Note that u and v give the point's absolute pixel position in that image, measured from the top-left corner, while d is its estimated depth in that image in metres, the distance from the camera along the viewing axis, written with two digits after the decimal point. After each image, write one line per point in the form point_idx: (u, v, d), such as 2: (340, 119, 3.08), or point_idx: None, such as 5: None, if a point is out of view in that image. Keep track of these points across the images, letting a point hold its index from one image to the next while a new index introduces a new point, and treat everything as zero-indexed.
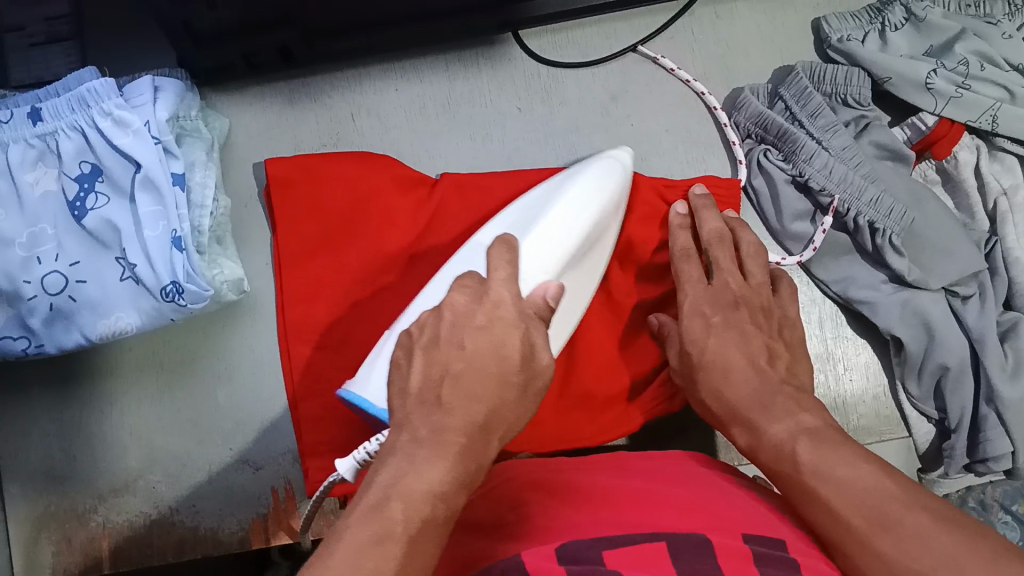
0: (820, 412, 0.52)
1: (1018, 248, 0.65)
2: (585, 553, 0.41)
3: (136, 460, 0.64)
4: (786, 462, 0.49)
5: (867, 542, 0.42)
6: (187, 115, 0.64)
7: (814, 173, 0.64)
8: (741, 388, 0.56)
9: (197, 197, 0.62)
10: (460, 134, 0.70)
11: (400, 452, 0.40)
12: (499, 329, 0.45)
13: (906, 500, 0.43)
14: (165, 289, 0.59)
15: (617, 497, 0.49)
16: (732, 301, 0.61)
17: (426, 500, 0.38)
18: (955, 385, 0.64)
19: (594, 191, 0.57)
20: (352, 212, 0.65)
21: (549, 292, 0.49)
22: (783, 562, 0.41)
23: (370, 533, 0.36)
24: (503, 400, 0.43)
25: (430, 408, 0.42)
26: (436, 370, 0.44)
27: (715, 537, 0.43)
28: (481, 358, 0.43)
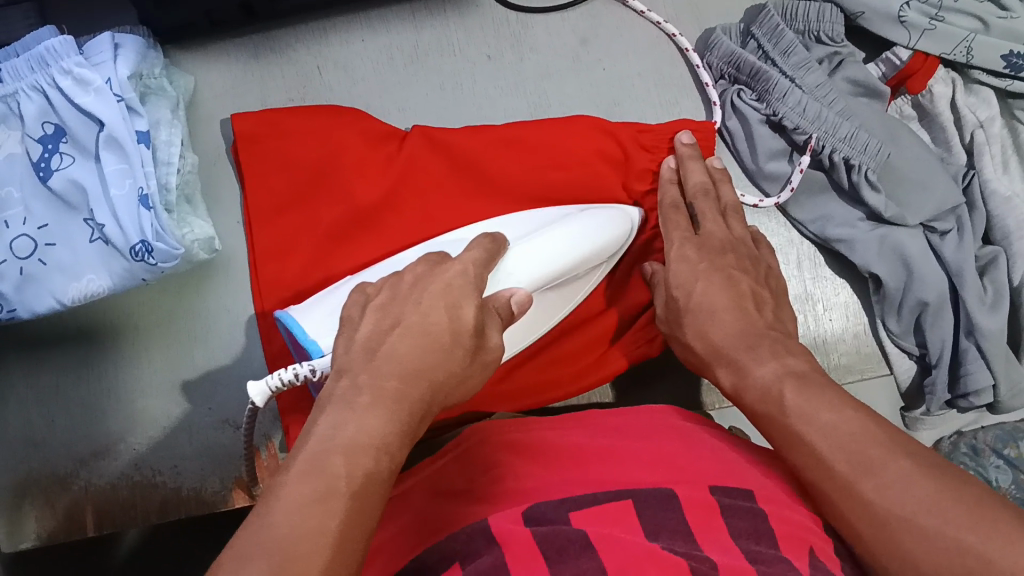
0: (806, 358, 0.52)
1: (996, 179, 0.64)
2: (553, 514, 0.43)
3: (116, 422, 0.64)
4: (772, 403, 0.49)
5: (852, 488, 0.42)
6: (151, 73, 0.63)
7: (789, 111, 0.63)
8: (729, 328, 0.55)
9: (163, 156, 0.61)
10: (428, 83, 0.69)
11: (339, 400, 0.40)
12: (459, 292, 0.47)
13: (891, 445, 0.43)
14: (134, 248, 0.58)
15: (589, 453, 0.50)
16: (720, 247, 0.61)
17: (369, 452, 0.37)
18: (935, 319, 0.63)
19: (595, 228, 0.59)
20: (322, 165, 0.64)
21: (515, 296, 0.50)
22: (751, 512, 0.44)
23: (314, 485, 0.35)
24: (450, 358, 0.44)
25: (370, 359, 0.43)
26: (387, 322, 0.45)
27: (681, 489, 0.45)
28: (435, 315, 0.45)
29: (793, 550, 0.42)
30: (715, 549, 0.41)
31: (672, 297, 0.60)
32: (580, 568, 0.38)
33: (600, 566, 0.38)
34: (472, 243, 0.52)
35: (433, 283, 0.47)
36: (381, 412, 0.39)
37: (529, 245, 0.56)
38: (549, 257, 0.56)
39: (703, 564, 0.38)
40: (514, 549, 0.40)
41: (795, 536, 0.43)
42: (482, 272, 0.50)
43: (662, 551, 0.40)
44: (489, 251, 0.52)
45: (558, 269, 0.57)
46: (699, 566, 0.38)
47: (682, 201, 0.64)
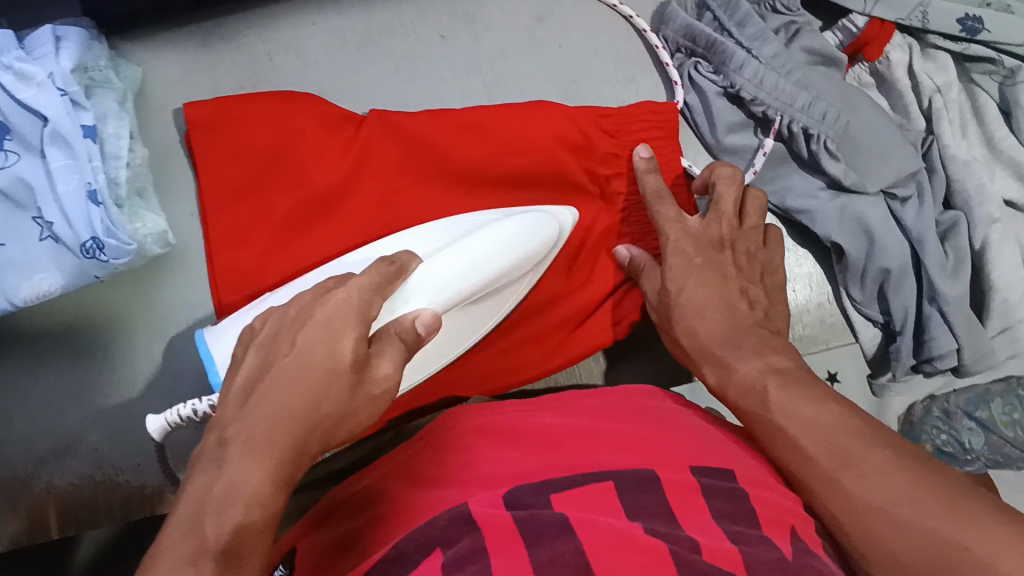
0: (789, 354, 0.54)
1: (953, 145, 0.64)
2: (531, 499, 0.43)
3: (76, 421, 0.63)
4: (756, 398, 0.51)
5: (833, 480, 0.45)
6: (95, 64, 0.61)
7: (746, 83, 0.63)
8: (715, 327, 0.57)
9: (111, 149, 0.60)
10: (383, 65, 0.68)
11: (208, 458, 0.41)
12: (339, 324, 0.45)
13: (868, 436, 0.45)
14: (84, 246, 0.58)
15: (562, 436, 0.49)
16: (719, 241, 0.61)
17: (241, 503, 0.38)
18: (897, 287, 0.63)
19: (516, 233, 0.58)
20: (278, 152, 0.62)
21: (420, 319, 0.49)
22: (731, 494, 0.44)
23: (183, 555, 0.36)
24: (325, 394, 0.43)
25: (241, 407, 0.43)
26: (266, 364, 0.45)
27: (661, 472, 0.44)
28: (312, 352, 0.44)
29: (773, 530, 0.42)
30: (695, 530, 0.41)
31: (666, 290, 0.60)
32: (556, 551, 0.37)
33: (577, 548, 0.37)
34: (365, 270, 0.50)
35: (317, 309, 0.47)
36: (254, 456, 0.39)
37: (427, 266, 0.54)
38: (447, 279, 0.54)
39: (682, 548, 0.38)
40: (492, 535, 0.39)
41: (773, 518, 0.44)
42: (371, 297, 0.48)
43: (640, 534, 0.39)
44: (385, 275, 0.50)
45: (455, 294, 0.55)
46: (679, 551, 0.37)
47: (664, 186, 0.63)
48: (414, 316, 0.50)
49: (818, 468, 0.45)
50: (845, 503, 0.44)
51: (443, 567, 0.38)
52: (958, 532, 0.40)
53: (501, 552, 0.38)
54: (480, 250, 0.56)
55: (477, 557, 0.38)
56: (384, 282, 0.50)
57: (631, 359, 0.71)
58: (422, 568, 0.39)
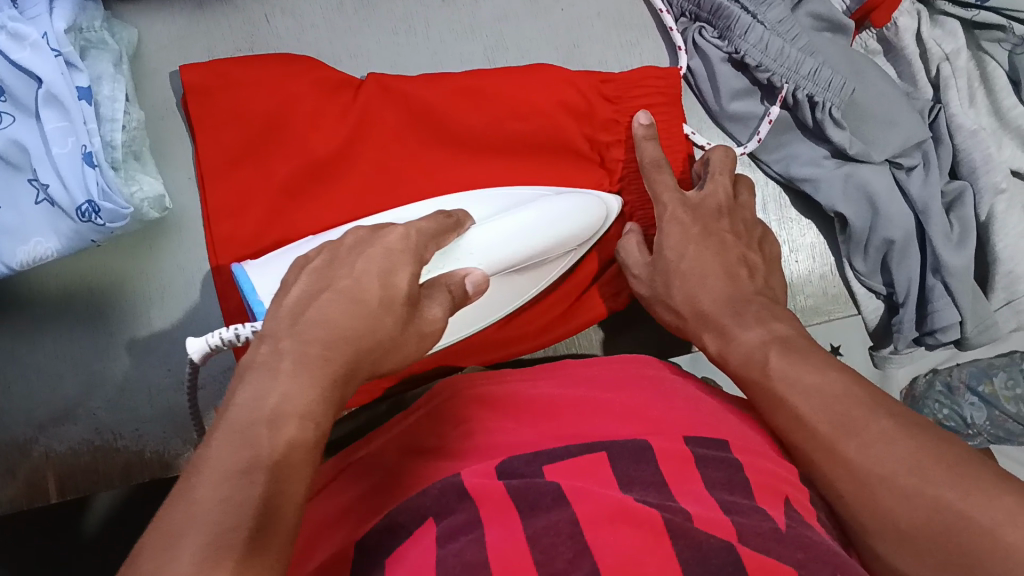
0: (792, 322, 0.54)
1: (961, 114, 0.63)
2: (526, 469, 0.43)
3: (74, 386, 0.63)
4: (755, 366, 0.51)
5: (833, 447, 0.44)
6: (90, 26, 0.60)
7: (750, 49, 0.62)
8: (716, 294, 0.57)
9: (107, 112, 0.59)
10: (381, 28, 0.67)
11: (261, 366, 0.39)
12: (396, 259, 0.46)
13: (871, 406, 0.45)
14: (80, 209, 0.57)
15: (562, 405, 0.49)
16: (716, 211, 0.61)
17: (295, 419, 0.37)
18: (901, 258, 0.63)
19: (571, 210, 0.59)
20: (277, 116, 0.61)
21: (471, 277, 0.50)
22: (726, 462, 0.43)
23: (239, 458, 0.34)
24: (381, 325, 0.43)
25: (294, 323, 0.41)
26: (321, 284, 0.44)
27: (655, 442, 0.44)
28: (369, 282, 0.44)
29: (767, 498, 0.42)
30: (688, 501, 0.40)
31: (662, 258, 0.59)
32: (551, 522, 0.37)
33: (571, 516, 0.37)
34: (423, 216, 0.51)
35: (372, 247, 0.46)
36: (307, 376, 0.39)
37: (482, 229, 0.55)
38: (503, 241, 0.55)
39: (676, 514, 0.38)
40: (485, 505, 0.39)
41: (769, 485, 0.43)
42: (427, 244, 0.49)
43: (633, 501, 0.38)
44: (442, 228, 0.51)
45: (512, 253, 0.56)
46: (673, 518, 0.37)
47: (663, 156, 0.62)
48: (466, 272, 0.50)
49: (819, 437, 0.45)
50: (847, 475, 0.43)
51: (437, 538, 0.38)
52: (960, 503, 0.39)
53: (498, 523, 0.38)
54: (544, 210, 0.58)
55: (469, 530, 0.38)
56: (440, 234, 0.51)
57: (629, 329, 0.71)
58: (415, 541, 0.39)
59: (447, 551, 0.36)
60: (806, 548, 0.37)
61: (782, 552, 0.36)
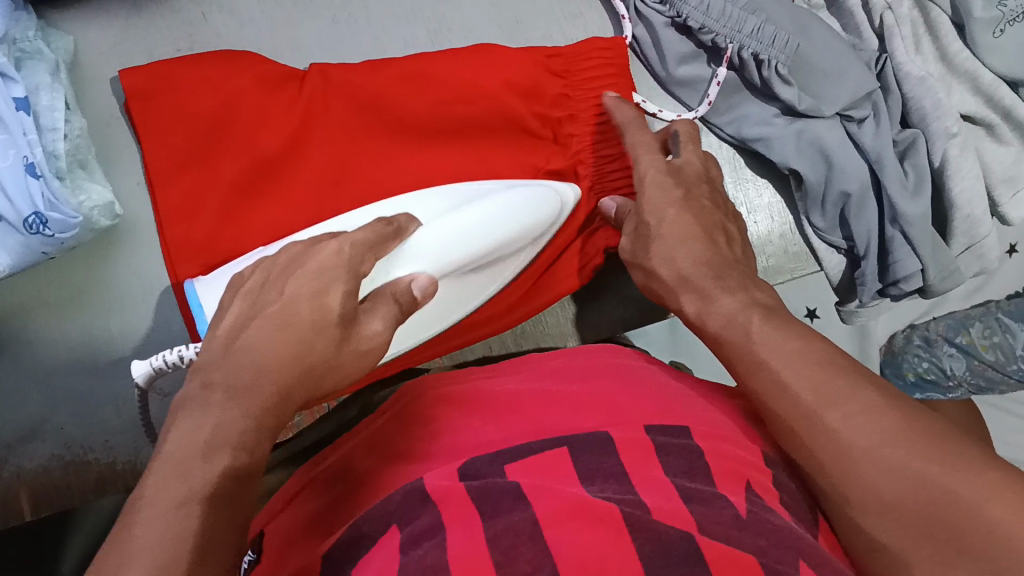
0: (771, 292, 0.53)
1: (908, 62, 0.63)
2: (487, 468, 0.42)
3: (39, 404, 0.62)
4: (737, 329, 0.49)
5: (815, 416, 0.42)
6: (24, 35, 0.59)
7: (692, 11, 0.62)
8: (697, 255, 0.55)
9: (47, 121, 0.58)
10: (321, 19, 0.66)
11: (192, 402, 0.39)
12: (327, 278, 0.46)
13: (850, 373, 0.43)
14: (27, 221, 0.56)
15: (527, 401, 0.49)
16: (694, 180, 0.60)
17: (231, 444, 0.37)
18: (858, 211, 0.63)
19: (526, 201, 0.59)
20: (221, 116, 0.60)
21: (418, 283, 0.51)
22: (687, 450, 0.43)
23: (172, 491, 0.34)
24: (314, 346, 0.43)
25: (226, 352, 0.42)
26: (253, 310, 0.44)
27: (616, 433, 0.43)
28: (298, 304, 0.44)
29: (729, 486, 0.41)
30: (650, 492, 0.39)
31: (644, 222, 0.58)
32: (511, 522, 0.36)
33: (530, 517, 0.36)
34: (358, 227, 0.51)
35: (303, 263, 0.47)
36: (239, 407, 0.38)
37: (426, 232, 0.55)
38: (451, 240, 0.55)
39: (636, 509, 0.37)
40: (447, 507, 0.38)
41: (732, 471, 0.42)
42: (366, 253, 0.49)
43: (595, 500, 0.37)
44: (379, 236, 0.51)
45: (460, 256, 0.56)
46: (632, 513, 0.36)
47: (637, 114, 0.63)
48: (410, 279, 0.52)
49: (800, 405, 0.43)
50: (829, 447, 0.41)
51: (400, 543, 0.37)
52: (948, 481, 0.38)
53: (460, 525, 0.36)
54: (478, 219, 0.56)
55: (432, 534, 0.36)
56: (378, 244, 0.51)
57: (594, 305, 0.71)
58: (378, 548, 0.37)
59: (410, 556, 0.35)
60: (768, 534, 0.37)
61: (743, 539, 0.36)
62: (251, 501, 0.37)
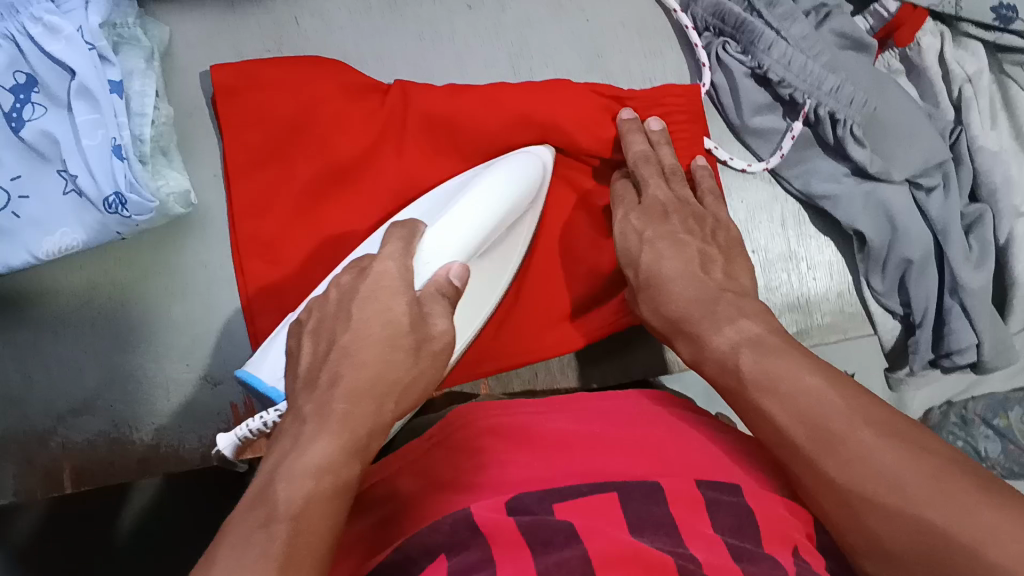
0: (765, 318, 0.50)
1: (982, 136, 0.64)
2: (536, 506, 0.42)
3: (94, 380, 0.63)
4: (730, 375, 0.48)
5: (814, 461, 0.42)
6: (123, 22, 0.61)
7: (774, 63, 0.62)
8: (678, 296, 0.54)
9: (136, 106, 0.60)
10: (406, 32, 0.68)
11: (286, 436, 0.42)
12: (384, 295, 0.46)
13: (852, 411, 0.42)
14: (108, 200, 0.58)
15: (574, 439, 0.49)
16: (664, 211, 0.59)
17: (311, 474, 0.39)
18: (919, 277, 0.63)
19: (523, 175, 0.57)
20: (300, 119, 0.62)
21: (453, 271, 0.49)
22: (735, 508, 0.43)
23: (255, 516, 0.37)
24: (392, 363, 0.45)
25: (313, 385, 0.44)
26: (323, 345, 0.46)
27: (666, 482, 0.44)
28: (369, 326, 0.45)
29: (775, 547, 0.41)
30: (700, 546, 0.39)
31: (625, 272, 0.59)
32: (562, 556, 0.36)
33: (581, 553, 0.36)
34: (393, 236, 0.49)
35: (359, 288, 0.47)
36: (327, 432, 0.41)
37: (443, 222, 0.52)
38: (482, 217, 0.53)
39: (690, 563, 0.37)
40: (497, 540, 0.38)
41: (777, 534, 0.42)
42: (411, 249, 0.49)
43: (646, 546, 0.37)
44: (408, 238, 0.49)
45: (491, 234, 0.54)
46: (687, 565, 0.36)
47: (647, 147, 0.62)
48: (446, 267, 0.49)
49: (799, 450, 0.42)
50: (830, 492, 0.41)
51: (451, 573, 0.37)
52: (943, 524, 0.37)
53: (510, 560, 0.37)
54: (503, 182, 0.55)
55: (483, 567, 0.36)
56: (409, 240, 0.49)
57: (645, 345, 0.71)
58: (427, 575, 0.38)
59: None
60: None
61: None
62: (331, 511, 0.38)
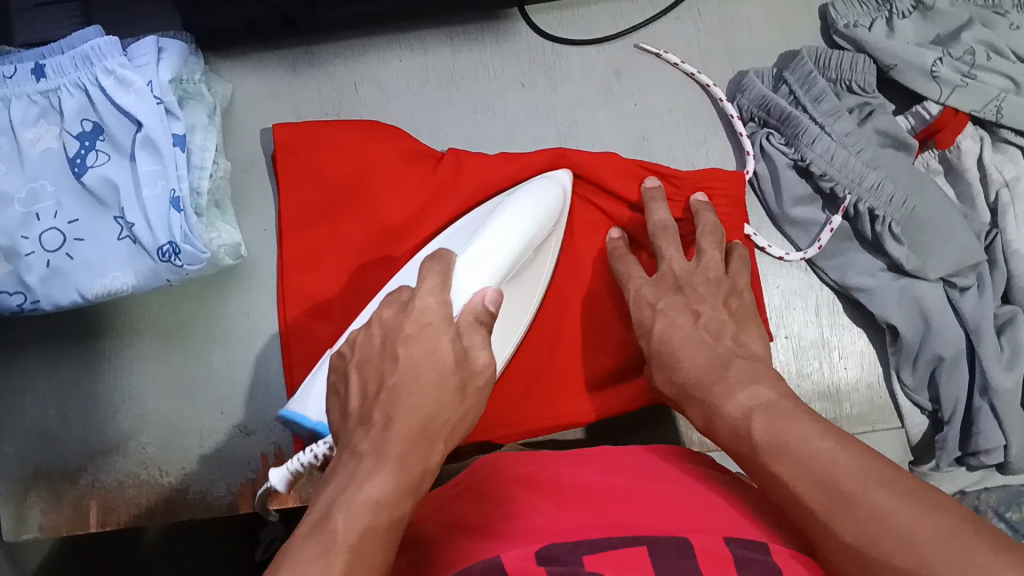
0: (773, 380, 0.49)
1: (1018, 240, 0.64)
2: (566, 555, 0.36)
3: (127, 421, 0.64)
4: (742, 440, 0.45)
5: (826, 524, 0.38)
6: (189, 77, 0.63)
7: (817, 157, 0.64)
8: (694, 362, 0.53)
9: (196, 160, 0.62)
10: (460, 104, 0.70)
11: (343, 471, 0.40)
12: (430, 333, 0.45)
13: (864, 475, 0.38)
14: (161, 249, 0.59)
15: (601, 495, 0.45)
16: (676, 284, 0.59)
17: (367, 509, 0.37)
18: (949, 376, 0.64)
19: (541, 201, 0.57)
20: (356, 181, 0.64)
21: (488, 296, 0.48)
22: (767, 566, 0.36)
23: (315, 546, 0.35)
24: (440, 404, 0.43)
25: (367, 424, 0.42)
26: (372, 386, 0.44)
27: (694, 540, 0.38)
28: (418, 368, 0.43)
29: None
30: None
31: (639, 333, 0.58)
32: None
33: None
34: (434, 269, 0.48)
35: (404, 324, 0.45)
36: (383, 471, 0.39)
37: (469, 254, 0.51)
38: (503, 245, 0.52)
39: None
40: None
41: None
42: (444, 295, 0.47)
43: None
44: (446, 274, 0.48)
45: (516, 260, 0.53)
46: None
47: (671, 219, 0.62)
48: (480, 294, 0.48)
49: (811, 512, 0.38)
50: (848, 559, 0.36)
51: None
52: None
53: None
54: (522, 212, 0.55)
55: None
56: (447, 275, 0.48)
57: None
58: None
59: None
60: None
61: None
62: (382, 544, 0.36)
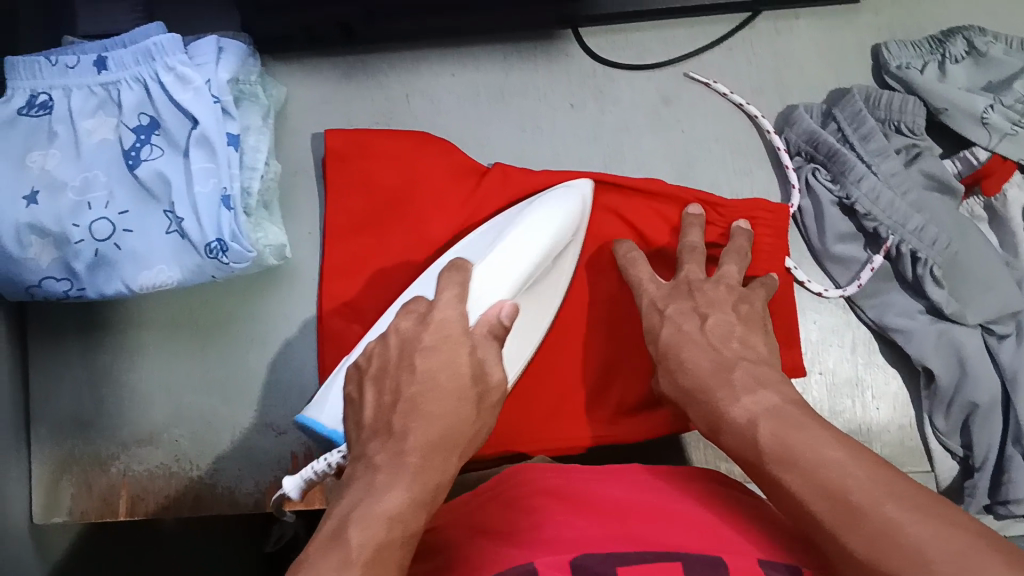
0: (780, 388, 0.47)
1: None
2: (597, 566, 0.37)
3: (161, 414, 0.65)
4: (749, 447, 0.44)
5: (837, 538, 0.36)
6: (246, 79, 0.65)
7: (861, 196, 0.64)
8: (699, 365, 0.51)
9: (248, 160, 0.63)
10: (508, 123, 0.71)
11: (359, 483, 0.40)
12: (448, 346, 0.46)
13: (875, 486, 0.36)
14: (209, 246, 0.60)
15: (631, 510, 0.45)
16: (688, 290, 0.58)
17: (383, 521, 0.37)
18: (983, 423, 0.63)
19: (552, 214, 0.57)
20: (402, 191, 0.64)
21: (504, 311, 0.49)
22: None
23: (330, 561, 0.35)
24: (457, 417, 0.44)
25: (387, 434, 0.43)
26: (388, 398, 0.45)
27: (729, 560, 0.38)
28: (439, 382, 0.44)
29: None
30: None
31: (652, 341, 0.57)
32: None
33: None
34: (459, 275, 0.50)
35: (423, 336, 0.46)
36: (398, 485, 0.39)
37: (483, 268, 0.52)
38: (517, 262, 0.53)
39: None
40: None
41: None
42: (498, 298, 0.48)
43: None
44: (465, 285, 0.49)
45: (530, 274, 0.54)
46: None
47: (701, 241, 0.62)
48: (495, 307, 0.49)
49: (820, 525, 0.37)
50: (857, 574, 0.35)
51: None
52: None
53: None
54: (528, 229, 0.55)
55: None
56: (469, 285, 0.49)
57: None
58: None
59: None
60: None
61: None
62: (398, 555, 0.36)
